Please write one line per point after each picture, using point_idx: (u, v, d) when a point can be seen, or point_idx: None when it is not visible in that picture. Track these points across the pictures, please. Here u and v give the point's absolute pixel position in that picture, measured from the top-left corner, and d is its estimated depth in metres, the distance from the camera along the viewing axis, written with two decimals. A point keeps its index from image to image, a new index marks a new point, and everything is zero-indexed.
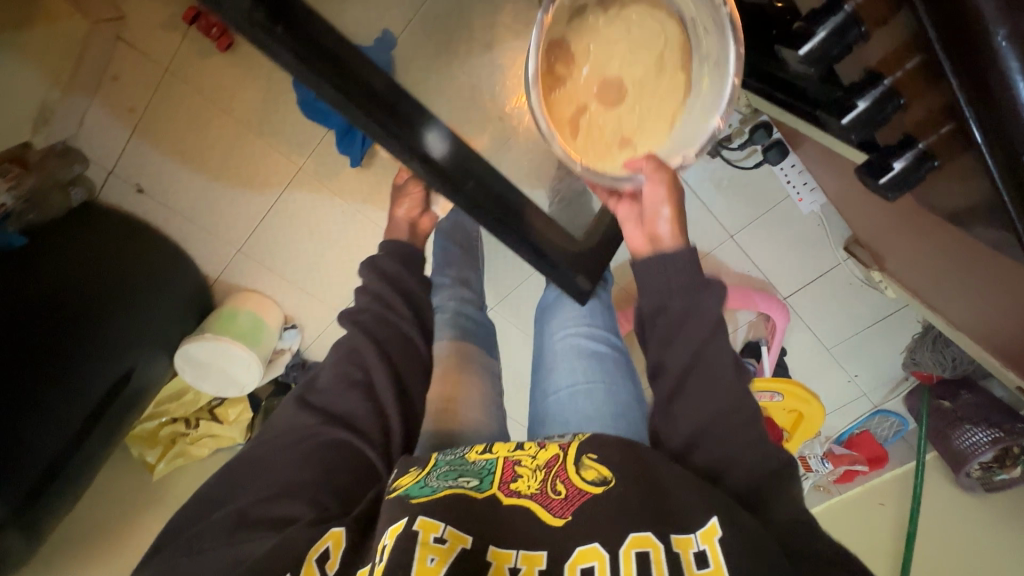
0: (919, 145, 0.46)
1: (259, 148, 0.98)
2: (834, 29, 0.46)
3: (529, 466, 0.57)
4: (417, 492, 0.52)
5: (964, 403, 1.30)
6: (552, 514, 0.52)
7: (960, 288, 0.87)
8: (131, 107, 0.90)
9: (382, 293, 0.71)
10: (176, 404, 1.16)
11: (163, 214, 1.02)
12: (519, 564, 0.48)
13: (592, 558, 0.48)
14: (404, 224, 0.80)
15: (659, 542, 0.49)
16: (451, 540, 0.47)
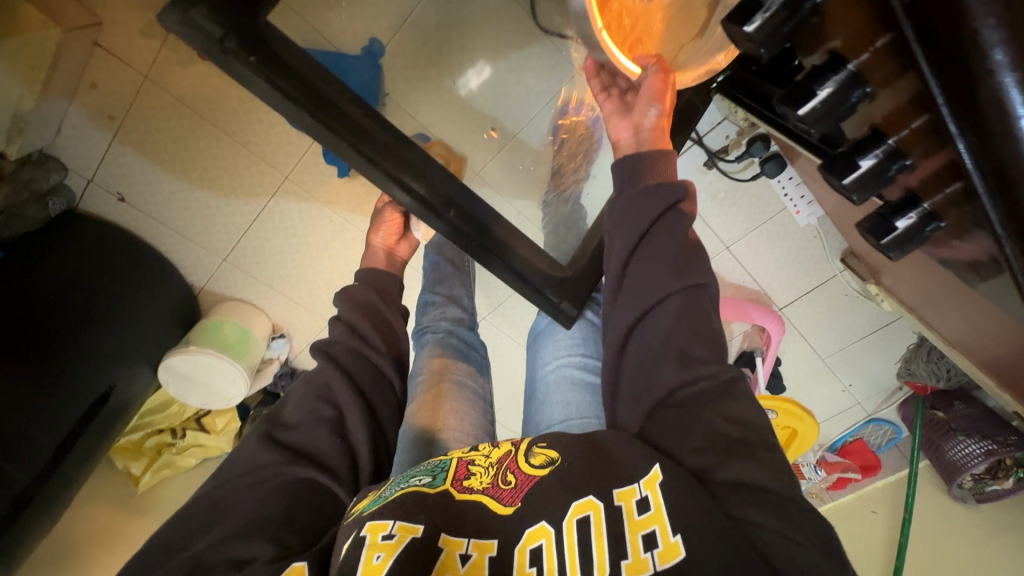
0: (924, 205, 0.40)
1: (244, 157, 0.95)
2: (836, 87, 0.37)
3: (483, 463, 0.56)
4: (372, 500, 0.51)
5: (958, 414, 1.28)
6: (501, 503, 0.51)
7: (952, 307, 0.86)
8: (111, 114, 0.87)
9: (355, 322, 0.67)
10: (161, 416, 1.14)
11: (146, 224, 0.99)
12: (469, 551, 0.48)
13: (540, 537, 0.48)
14: (380, 252, 0.78)
15: (603, 506, 0.48)
16: (398, 534, 0.46)
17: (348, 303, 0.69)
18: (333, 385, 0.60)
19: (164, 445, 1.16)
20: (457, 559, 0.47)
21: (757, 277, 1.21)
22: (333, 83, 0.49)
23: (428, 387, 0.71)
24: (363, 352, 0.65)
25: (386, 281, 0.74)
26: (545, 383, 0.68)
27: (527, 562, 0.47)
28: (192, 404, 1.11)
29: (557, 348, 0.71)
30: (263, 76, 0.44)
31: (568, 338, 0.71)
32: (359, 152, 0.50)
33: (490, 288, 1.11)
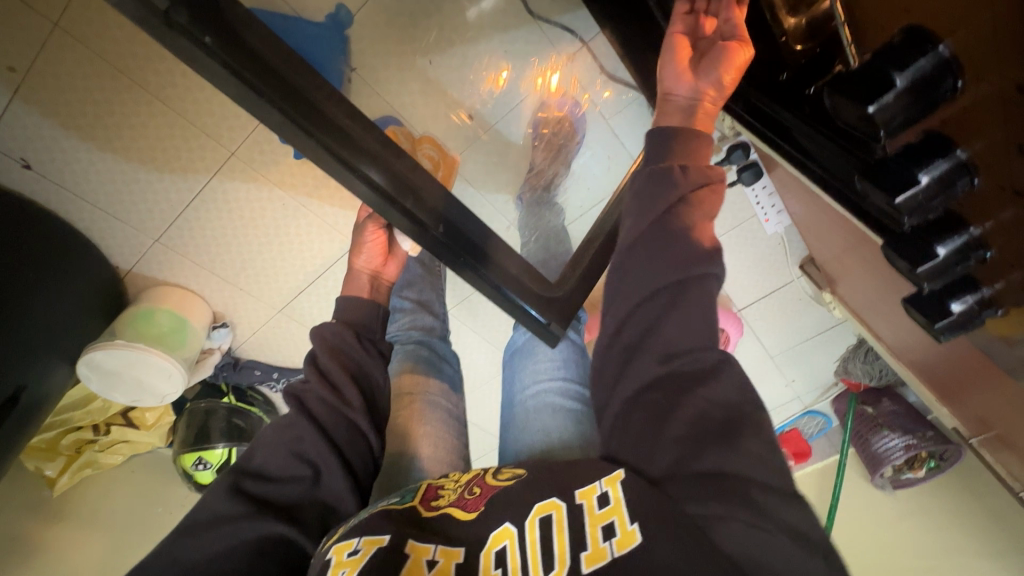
0: (983, 292, 0.39)
1: (182, 128, 0.83)
2: (939, 176, 0.35)
3: (452, 487, 0.55)
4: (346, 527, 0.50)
5: (885, 410, 1.39)
6: (465, 511, 0.51)
7: (897, 319, 0.92)
8: (10, 66, 0.72)
9: (320, 364, 0.61)
10: (82, 412, 1.01)
11: (58, 196, 0.85)
12: (436, 557, 0.46)
13: (504, 539, 0.47)
14: (363, 276, 0.71)
15: (565, 506, 0.47)
16: (362, 548, 0.46)
17: (323, 343, 0.63)
18: (306, 439, 0.56)
19: (84, 442, 1.05)
20: (424, 566, 0.45)
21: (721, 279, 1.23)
22: (305, 76, 0.43)
23: (406, 405, 0.68)
24: (341, 411, 0.59)
25: (366, 316, 0.68)
26: (529, 404, 0.66)
27: (492, 565, 0.45)
28: (117, 400, 0.99)
29: (536, 373, 0.70)
30: (219, 60, 0.37)
31: (548, 360, 0.71)
32: (333, 155, 0.45)
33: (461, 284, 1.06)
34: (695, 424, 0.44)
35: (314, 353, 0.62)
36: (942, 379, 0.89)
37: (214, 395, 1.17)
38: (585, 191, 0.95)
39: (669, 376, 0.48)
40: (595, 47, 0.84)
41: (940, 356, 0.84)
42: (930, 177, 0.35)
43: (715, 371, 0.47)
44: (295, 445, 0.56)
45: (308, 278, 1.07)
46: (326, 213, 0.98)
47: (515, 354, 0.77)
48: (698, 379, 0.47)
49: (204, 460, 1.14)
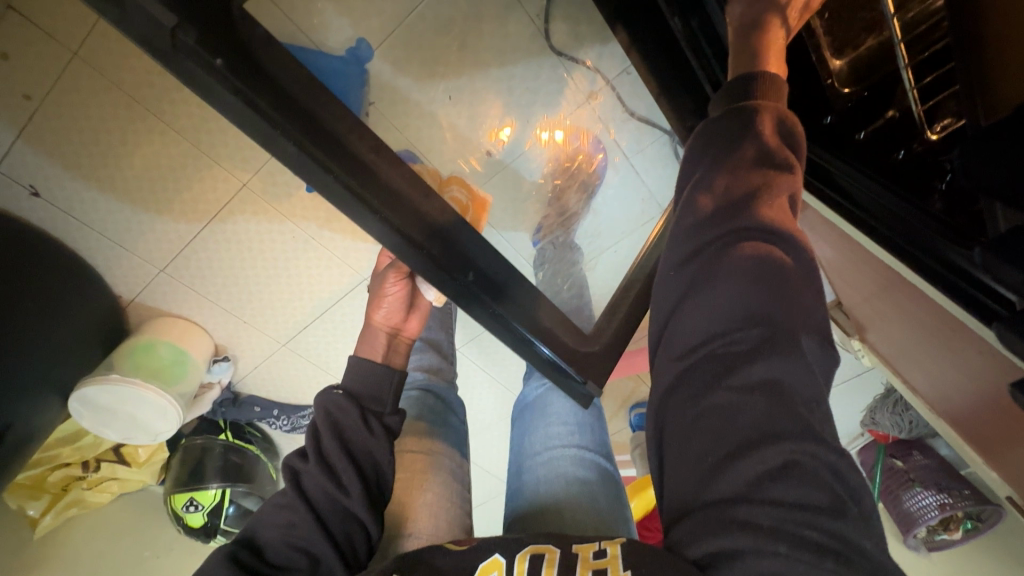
0: None
1: (193, 158, 0.81)
2: None
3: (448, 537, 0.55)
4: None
5: (917, 464, 1.32)
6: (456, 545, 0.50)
7: (936, 374, 0.86)
8: (26, 94, 0.72)
9: (318, 442, 0.57)
10: (71, 448, 0.96)
11: (63, 224, 0.83)
12: None
13: (493, 570, 0.44)
14: (382, 332, 0.69)
15: (558, 549, 0.45)
16: None
17: (325, 414, 0.59)
18: (299, 520, 0.53)
19: (71, 480, 1.00)
20: None
21: None
22: (327, 111, 0.40)
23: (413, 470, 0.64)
24: (336, 497, 0.54)
25: (379, 389, 0.63)
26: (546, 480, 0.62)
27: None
28: (109, 438, 0.94)
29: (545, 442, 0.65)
30: (232, 88, 0.35)
31: (562, 424, 0.67)
32: (353, 195, 0.42)
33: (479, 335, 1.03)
34: (719, 437, 0.40)
35: (316, 427, 0.58)
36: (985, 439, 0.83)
37: (210, 431, 1.12)
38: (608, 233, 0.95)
39: (705, 360, 0.43)
40: (619, 86, 0.84)
41: (987, 414, 0.78)
42: None
43: (767, 348, 0.41)
44: (288, 521, 0.54)
45: (315, 311, 1.03)
46: (336, 246, 0.95)
47: (526, 412, 0.73)
48: (744, 360, 0.41)
49: (195, 501, 1.09)
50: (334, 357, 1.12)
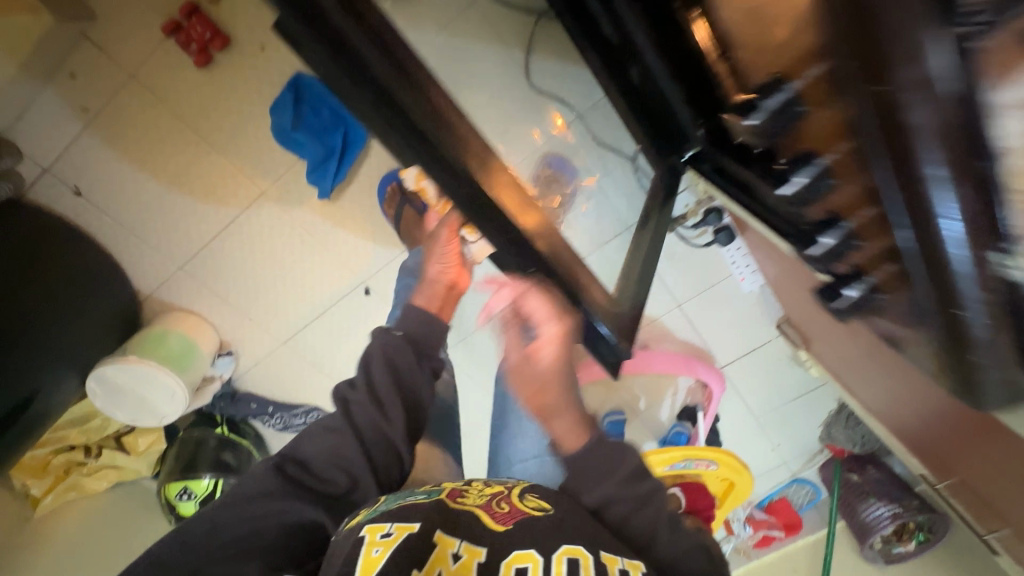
0: (862, 280, 0.50)
1: (220, 166, 0.93)
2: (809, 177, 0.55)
3: (474, 493, 0.60)
4: (371, 514, 0.54)
5: (870, 478, 1.41)
6: (495, 521, 0.54)
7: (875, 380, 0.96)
8: (85, 106, 0.87)
9: (374, 370, 0.67)
10: (78, 431, 1.04)
11: (98, 219, 0.96)
12: (461, 551, 0.49)
13: (528, 560, 0.49)
14: (433, 274, 0.79)
15: (591, 555, 0.51)
16: (396, 531, 0.49)
17: (382, 347, 0.70)
18: (347, 447, 0.63)
19: (73, 464, 1.06)
20: (450, 556, 0.48)
21: (704, 335, 1.26)
22: None
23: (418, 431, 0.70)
24: (378, 420, 0.65)
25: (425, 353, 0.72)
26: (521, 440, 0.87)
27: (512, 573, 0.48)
28: (119, 418, 1.02)
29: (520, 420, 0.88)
30: None
31: None
32: None
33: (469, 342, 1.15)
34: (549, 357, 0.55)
35: (371, 356, 0.69)
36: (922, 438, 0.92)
37: (207, 425, 1.19)
38: None
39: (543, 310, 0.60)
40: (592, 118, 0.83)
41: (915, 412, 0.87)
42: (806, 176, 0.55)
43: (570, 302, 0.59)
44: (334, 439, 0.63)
45: (313, 312, 1.11)
46: (340, 250, 1.04)
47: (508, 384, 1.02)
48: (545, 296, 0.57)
49: (189, 490, 1.13)
50: (330, 362, 1.17)
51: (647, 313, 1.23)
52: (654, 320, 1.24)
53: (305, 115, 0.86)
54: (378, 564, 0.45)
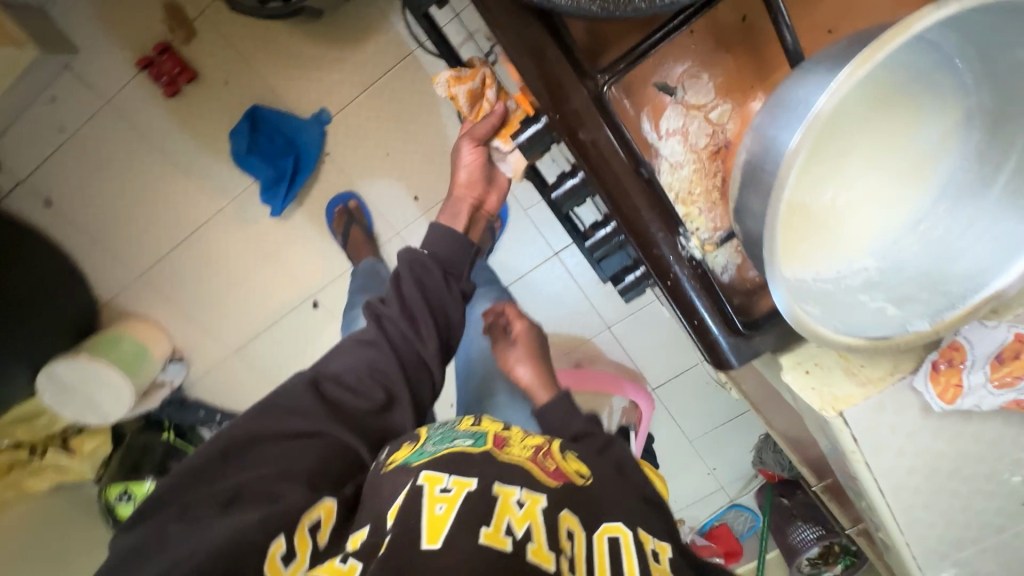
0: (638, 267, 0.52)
1: (181, 183, 1.03)
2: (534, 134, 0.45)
3: (518, 439, 0.55)
4: (416, 457, 0.50)
5: (799, 501, 1.41)
6: (548, 477, 0.50)
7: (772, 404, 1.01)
8: (61, 127, 0.97)
9: (389, 326, 0.63)
10: (24, 428, 1.10)
11: (64, 228, 1.05)
12: (523, 499, 0.46)
13: (573, 526, 0.46)
14: (467, 202, 0.73)
15: (631, 533, 0.48)
16: (455, 487, 0.46)
17: (409, 266, 0.65)
18: (384, 361, 0.61)
19: (17, 463, 1.11)
20: (513, 505, 0.45)
21: (635, 357, 1.30)
22: None
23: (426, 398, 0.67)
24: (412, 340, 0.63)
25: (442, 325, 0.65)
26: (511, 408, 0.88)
27: (567, 535, 0.45)
28: (66, 416, 1.05)
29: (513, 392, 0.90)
30: None
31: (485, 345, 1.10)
32: None
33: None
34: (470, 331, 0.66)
35: (400, 274, 0.65)
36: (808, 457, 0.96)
37: (153, 431, 1.23)
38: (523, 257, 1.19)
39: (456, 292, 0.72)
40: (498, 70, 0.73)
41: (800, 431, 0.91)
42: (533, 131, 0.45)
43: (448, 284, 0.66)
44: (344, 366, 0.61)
45: (264, 323, 1.18)
46: (288, 267, 1.12)
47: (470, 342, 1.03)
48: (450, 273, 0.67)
49: (129, 492, 1.15)
50: (276, 371, 1.23)
51: (578, 334, 1.27)
52: (586, 341, 1.28)
53: (261, 142, 0.98)
54: (446, 530, 0.42)
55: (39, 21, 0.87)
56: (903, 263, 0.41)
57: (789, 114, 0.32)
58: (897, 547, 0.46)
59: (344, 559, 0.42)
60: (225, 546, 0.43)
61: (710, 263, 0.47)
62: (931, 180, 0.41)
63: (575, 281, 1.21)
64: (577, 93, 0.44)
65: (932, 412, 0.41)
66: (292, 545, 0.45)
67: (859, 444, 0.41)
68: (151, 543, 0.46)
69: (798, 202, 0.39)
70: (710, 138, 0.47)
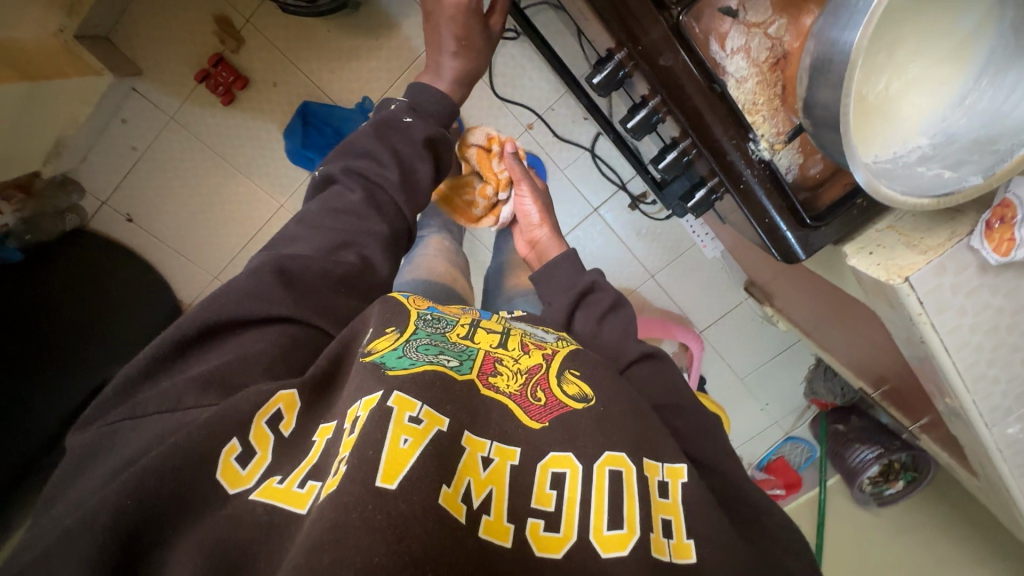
0: (706, 184, 0.58)
1: (243, 184, 1.11)
2: (608, 75, 0.55)
3: (510, 365, 0.44)
4: (394, 363, 0.40)
5: (854, 426, 1.28)
6: (528, 416, 0.41)
7: (821, 325, 1.01)
8: (133, 145, 1.05)
9: (376, 173, 0.59)
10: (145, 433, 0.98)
11: (143, 240, 1.13)
12: (491, 455, 0.38)
13: (566, 466, 0.39)
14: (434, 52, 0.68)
15: (634, 466, 0.40)
16: (426, 420, 0.36)
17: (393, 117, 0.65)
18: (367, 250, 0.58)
19: None
20: (478, 462, 0.37)
21: (681, 302, 1.34)
22: None
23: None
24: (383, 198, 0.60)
25: (438, 109, 0.66)
26: (513, 277, 0.93)
27: (548, 484, 0.38)
28: None
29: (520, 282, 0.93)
30: None
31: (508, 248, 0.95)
32: None
33: (476, 238, 1.11)
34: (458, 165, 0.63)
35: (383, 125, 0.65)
36: (864, 370, 0.96)
37: None
38: (568, 214, 1.24)
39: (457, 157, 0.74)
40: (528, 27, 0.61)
41: (855, 345, 0.90)
42: (608, 72, 0.55)
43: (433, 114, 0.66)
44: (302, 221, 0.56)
45: None
46: None
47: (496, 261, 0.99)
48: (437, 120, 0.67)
49: None
50: None
51: (623, 286, 1.32)
52: (631, 292, 1.32)
53: (313, 136, 1.05)
54: (406, 469, 0.33)
55: (108, 49, 0.95)
56: (954, 134, 0.46)
57: (850, 15, 0.38)
58: (964, 408, 0.53)
59: (282, 479, 0.35)
60: (180, 438, 0.35)
61: (776, 165, 0.54)
62: (975, 55, 0.44)
63: (615, 235, 1.26)
64: (656, 26, 0.49)
65: (988, 269, 0.47)
66: (248, 442, 0.36)
67: (925, 305, 0.48)
68: (102, 442, 0.38)
69: (864, 93, 0.44)
70: (770, 51, 0.51)
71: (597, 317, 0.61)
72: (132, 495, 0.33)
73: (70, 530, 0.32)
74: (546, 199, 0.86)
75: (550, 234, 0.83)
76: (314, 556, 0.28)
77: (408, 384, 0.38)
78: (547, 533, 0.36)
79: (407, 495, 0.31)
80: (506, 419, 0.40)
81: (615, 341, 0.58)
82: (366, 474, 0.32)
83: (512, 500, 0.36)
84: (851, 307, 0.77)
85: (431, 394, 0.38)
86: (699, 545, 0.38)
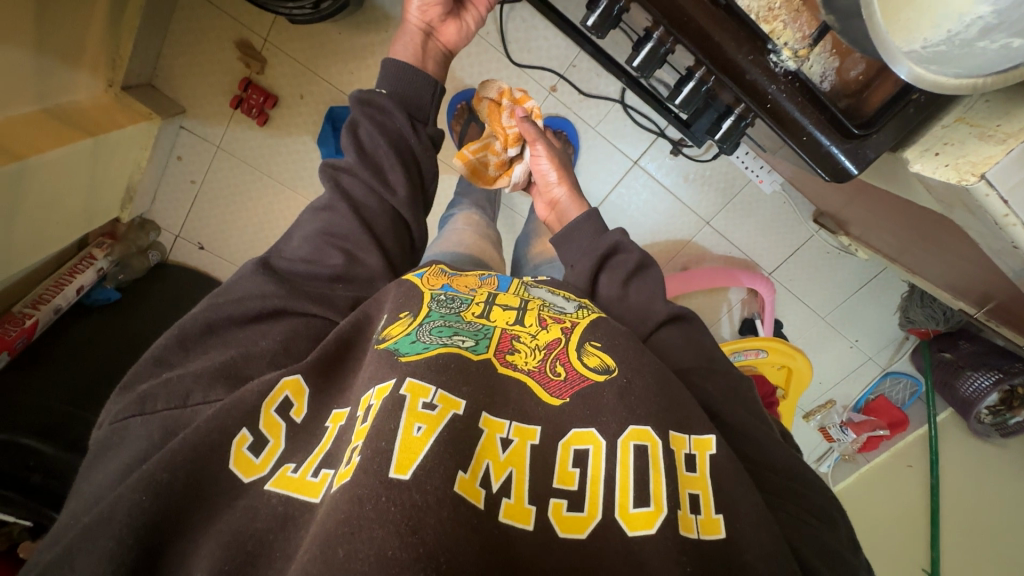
0: (735, 111, 0.54)
1: (292, 199, 1.16)
2: (601, 13, 0.52)
3: (527, 342, 0.45)
4: (408, 348, 0.41)
5: (964, 352, 1.15)
6: (548, 393, 0.41)
7: (907, 249, 0.90)
8: (191, 178, 1.13)
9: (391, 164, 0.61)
10: None
11: (220, 267, 1.21)
12: (510, 435, 0.38)
13: (588, 442, 0.38)
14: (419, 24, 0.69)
15: (661, 440, 0.39)
16: (441, 405, 0.37)
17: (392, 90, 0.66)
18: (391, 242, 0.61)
19: None
20: (497, 443, 0.37)
21: (742, 245, 1.25)
22: None
23: (421, 215, 0.66)
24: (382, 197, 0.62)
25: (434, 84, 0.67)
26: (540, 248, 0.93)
27: (570, 461, 0.38)
28: None
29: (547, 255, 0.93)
30: None
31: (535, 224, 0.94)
32: None
33: (512, 210, 1.09)
34: None
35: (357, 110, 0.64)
36: (964, 291, 0.85)
37: None
38: (606, 172, 1.19)
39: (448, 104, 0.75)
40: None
41: (948, 266, 0.79)
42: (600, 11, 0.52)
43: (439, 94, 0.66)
44: (325, 225, 0.58)
45: None
46: None
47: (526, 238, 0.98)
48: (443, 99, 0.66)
49: None
50: None
51: (677, 238, 1.26)
52: (687, 243, 1.26)
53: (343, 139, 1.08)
54: (421, 455, 0.33)
55: (152, 94, 1.03)
56: None
57: None
58: None
59: (296, 467, 0.38)
60: (189, 434, 0.38)
61: (808, 74, 0.50)
62: None
63: (662, 187, 1.20)
64: None
65: None
66: (258, 430, 0.39)
67: (1011, 205, 0.40)
68: (120, 435, 0.42)
69: None
70: None
71: (622, 281, 0.59)
72: (179, 485, 0.36)
73: (101, 518, 0.35)
74: (563, 157, 0.84)
75: (570, 194, 0.80)
76: (331, 547, 0.29)
77: (423, 369, 0.38)
78: (570, 512, 0.35)
79: (420, 483, 0.32)
80: (527, 397, 0.41)
81: (643, 304, 0.56)
82: (384, 466, 0.32)
83: (535, 479, 0.36)
84: (937, 223, 0.68)
85: (445, 378, 0.38)
86: (727, 519, 0.37)
